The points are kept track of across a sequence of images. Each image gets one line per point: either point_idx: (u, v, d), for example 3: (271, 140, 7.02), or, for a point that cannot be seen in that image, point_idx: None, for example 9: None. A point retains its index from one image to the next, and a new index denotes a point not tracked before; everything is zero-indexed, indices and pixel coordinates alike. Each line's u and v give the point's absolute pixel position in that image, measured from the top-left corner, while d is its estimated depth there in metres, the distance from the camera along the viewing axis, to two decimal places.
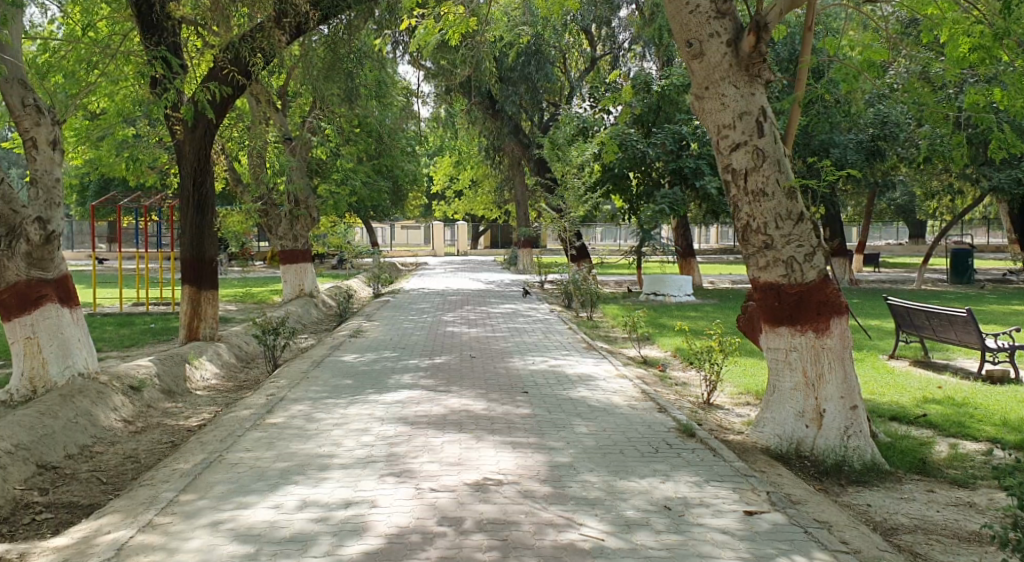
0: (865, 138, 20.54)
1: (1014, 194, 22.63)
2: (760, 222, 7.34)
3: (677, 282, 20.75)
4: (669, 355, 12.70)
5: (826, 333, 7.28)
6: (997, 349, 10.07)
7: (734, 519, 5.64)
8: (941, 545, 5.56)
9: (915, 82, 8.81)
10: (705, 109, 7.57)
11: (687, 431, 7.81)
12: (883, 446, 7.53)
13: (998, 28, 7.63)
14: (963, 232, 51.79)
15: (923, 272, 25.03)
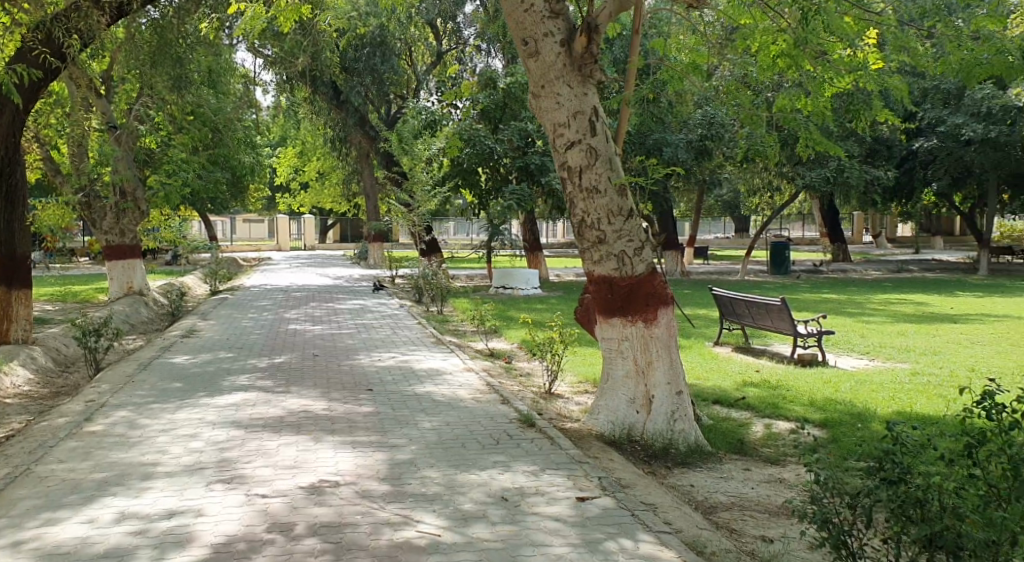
0: (694, 138, 21.54)
1: (823, 191, 24.31)
2: (593, 217, 7.59)
3: (525, 275, 21.06)
4: (515, 347, 12.94)
5: (653, 323, 7.63)
6: (808, 335, 10.82)
7: (566, 506, 5.85)
8: (754, 519, 5.96)
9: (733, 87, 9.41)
10: (542, 108, 7.75)
11: (526, 421, 8.00)
12: (706, 429, 7.99)
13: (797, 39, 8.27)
14: (780, 226, 55.29)
15: (747, 264, 26.48)
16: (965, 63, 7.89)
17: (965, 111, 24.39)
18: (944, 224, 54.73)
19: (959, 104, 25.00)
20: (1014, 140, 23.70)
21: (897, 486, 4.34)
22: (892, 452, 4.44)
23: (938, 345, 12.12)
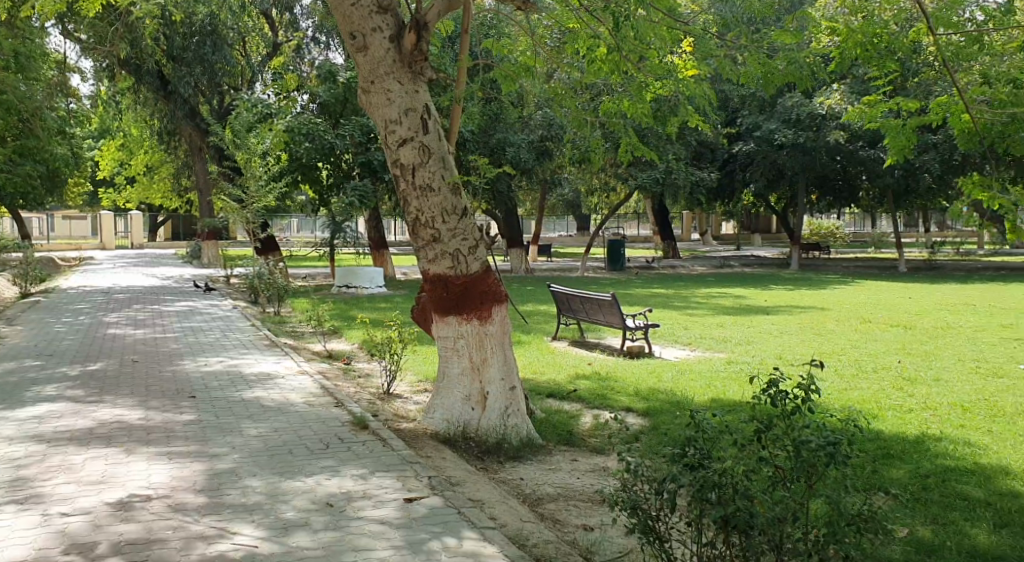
0: (535, 139, 21.97)
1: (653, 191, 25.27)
2: (427, 215, 7.51)
3: (368, 274, 20.76)
4: (355, 348, 12.71)
5: (487, 321, 7.65)
6: (636, 328, 11.19)
7: (393, 508, 5.77)
8: (578, 510, 6.08)
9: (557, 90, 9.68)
10: (372, 104, 7.60)
11: (359, 423, 7.86)
12: (538, 422, 8.10)
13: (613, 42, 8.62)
14: (617, 224, 57.05)
15: (587, 261, 27.16)
16: (763, 71, 8.47)
17: (778, 118, 25.99)
18: (767, 223, 58.07)
19: (772, 112, 26.65)
20: (819, 145, 25.49)
21: (696, 471, 4.59)
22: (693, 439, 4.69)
23: (752, 336, 12.80)
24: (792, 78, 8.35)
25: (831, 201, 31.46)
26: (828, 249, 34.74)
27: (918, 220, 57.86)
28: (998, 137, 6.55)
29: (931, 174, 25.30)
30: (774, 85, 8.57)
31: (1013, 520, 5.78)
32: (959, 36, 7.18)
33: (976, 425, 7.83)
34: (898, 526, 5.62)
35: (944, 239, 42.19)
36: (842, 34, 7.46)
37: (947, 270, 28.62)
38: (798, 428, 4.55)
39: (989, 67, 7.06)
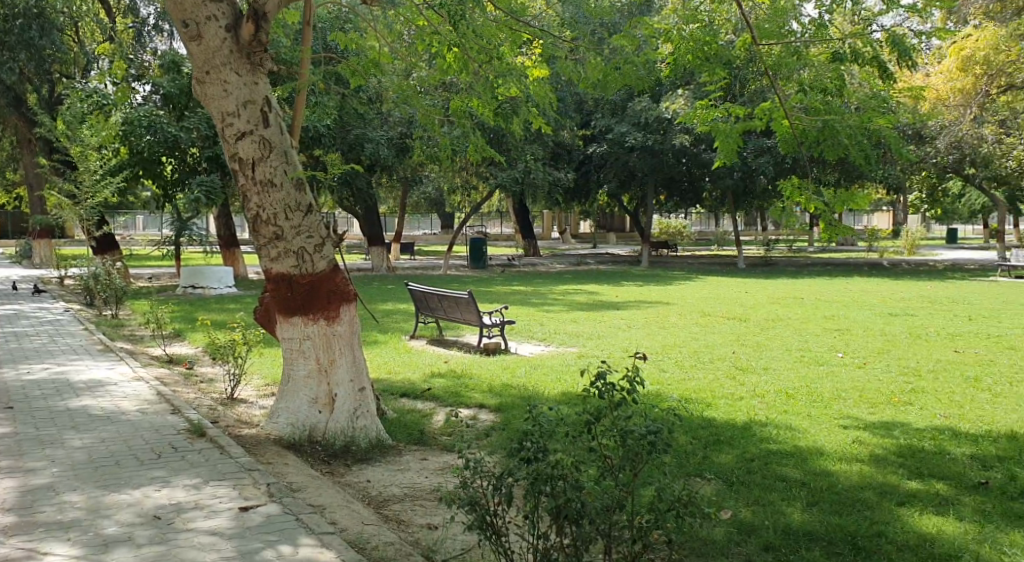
0: (394, 135, 21.73)
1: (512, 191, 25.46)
2: (269, 212, 7.23)
3: (216, 274, 19.99)
4: (198, 352, 12.16)
5: (335, 321, 7.43)
6: (493, 326, 11.20)
7: (226, 518, 5.52)
8: (424, 509, 6.01)
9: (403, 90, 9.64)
10: (207, 95, 7.25)
11: (197, 430, 7.50)
12: (387, 423, 7.96)
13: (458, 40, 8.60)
14: (480, 223, 57.29)
15: (447, 259, 27.07)
16: (602, 75, 8.65)
17: (629, 121, 26.64)
18: (624, 222, 59.58)
19: (623, 114, 27.19)
20: (667, 148, 26.30)
21: (532, 465, 4.73)
22: (529, 433, 4.84)
23: (601, 330, 13.05)
24: (630, 81, 8.53)
25: (677, 201, 32.56)
26: (676, 246, 35.95)
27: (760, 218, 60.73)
28: (815, 141, 7.34)
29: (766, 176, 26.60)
30: (612, 88, 8.74)
31: (823, 497, 6.08)
32: (777, 45, 7.53)
33: (798, 410, 8.22)
34: (721, 509, 5.83)
35: (784, 238, 44.40)
36: (674, 42, 7.79)
37: (783, 266, 30.15)
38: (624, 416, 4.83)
39: (807, 74, 7.40)
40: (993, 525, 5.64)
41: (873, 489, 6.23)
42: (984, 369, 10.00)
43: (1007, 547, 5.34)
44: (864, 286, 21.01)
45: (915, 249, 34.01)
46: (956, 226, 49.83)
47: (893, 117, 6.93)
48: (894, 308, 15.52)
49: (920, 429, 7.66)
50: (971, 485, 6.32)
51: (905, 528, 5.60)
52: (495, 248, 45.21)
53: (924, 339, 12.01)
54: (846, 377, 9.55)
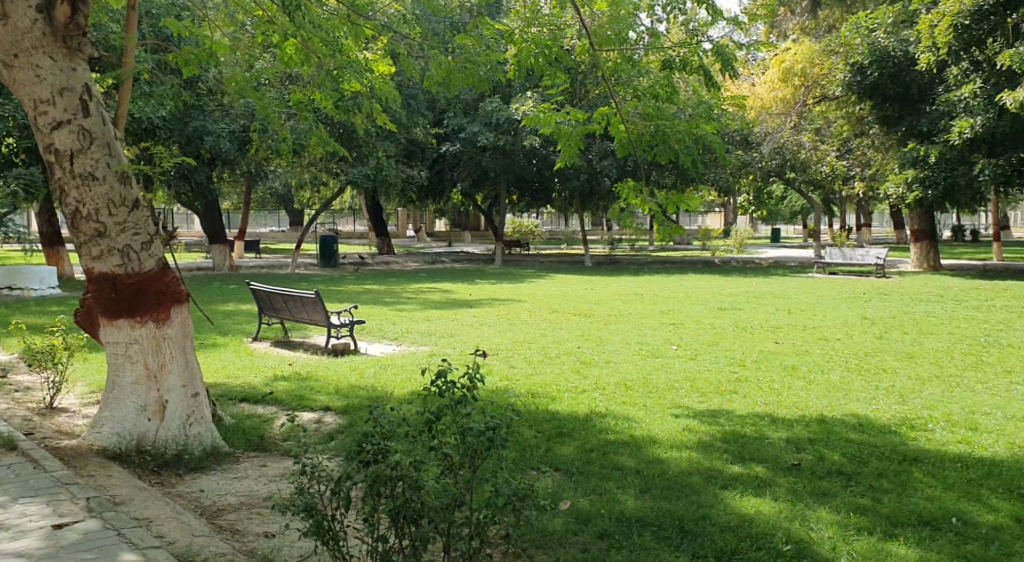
0: (237, 129, 21.00)
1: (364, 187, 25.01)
2: (89, 207, 6.78)
3: (37, 274, 18.76)
4: (14, 359, 11.29)
5: (165, 323, 7.05)
6: (341, 326, 10.96)
7: (37, 537, 5.13)
8: (260, 518, 5.78)
9: (236, 78, 9.06)
10: (17, 81, 6.72)
11: (9, 444, 6.94)
12: (224, 429, 7.63)
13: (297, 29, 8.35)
14: (329, 220, 56.21)
15: (295, 258, 26.38)
16: (444, 73, 8.53)
17: (481, 121, 26.77)
18: (475, 221, 59.84)
19: (475, 115, 27.28)
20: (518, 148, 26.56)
21: (370, 467, 4.62)
22: (368, 434, 4.72)
23: (450, 328, 12.99)
24: (471, 79, 8.47)
25: (528, 200, 32.83)
26: (525, 244, 36.39)
27: (602, 218, 62.34)
28: (646, 146, 7.69)
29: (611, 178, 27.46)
30: (456, 86, 8.65)
31: (655, 484, 6.38)
32: (614, 52, 7.88)
33: (635, 401, 8.45)
34: (559, 501, 6.06)
35: (625, 237, 45.74)
36: (516, 43, 7.88)
37: (625, 264, 31.13)
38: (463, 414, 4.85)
39: (641, 82, 7.75)
40: (803, 503, 6.04)
41: (699, 473, 6.58)
42: (801, 358, 10.61)
43: (814, 523, 5.76)
44: (697, 282, 21.92)
45: (744, 248, 35.78)
46: (782, 226, 52.74)
47: (717, 125, 7.39)
48: (728, 303, 16.24)
49: (743, 416, 8.03)
50: (786, 467, 6.73)
51: (727, 509, 5.95)
52: (348, 246, 44.43)
53: (748, 331, 12.64)
54: (680, 368, 9.90)
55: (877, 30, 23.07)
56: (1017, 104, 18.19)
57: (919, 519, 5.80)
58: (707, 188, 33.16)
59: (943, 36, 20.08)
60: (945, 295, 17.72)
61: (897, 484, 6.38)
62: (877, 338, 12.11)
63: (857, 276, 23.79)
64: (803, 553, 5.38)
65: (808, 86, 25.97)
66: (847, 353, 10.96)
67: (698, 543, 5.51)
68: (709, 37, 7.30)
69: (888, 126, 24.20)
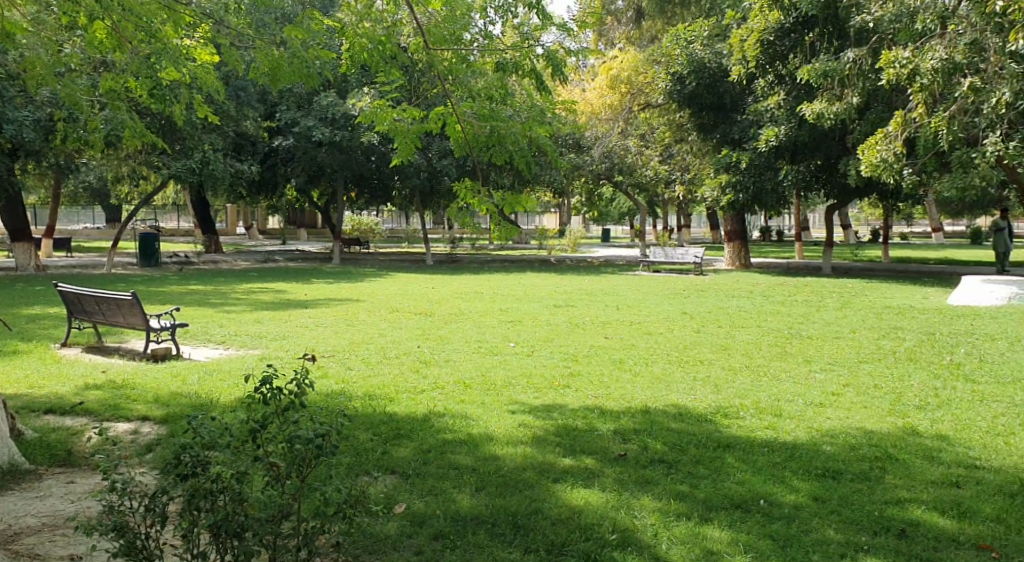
0: (44, 118, 19.59)
1: (189, 182, 24.08)
2: None
3: None
4: None
5: None
6: (161, 329, 10.37)
7: None
8: (64, 539, 5.35)
9: (38, 63, 8.40)
10: None
11: None
12: (26, 445, 7.03)
13: (110, 14, 7.83)
14: (152, 217, 53.49)
15: (112, 257, 24.93)
16: (270, 66, 8.20)
17: (316, 116, 26.32)
18: (309, 218, 58.49)
19: (309, 108, 26.93)
20: (353, 144, 26.15)
21: (188, 480, 4.35)
22: (186, 445, 4.45)
23: (284, 330, 12.57)
24: (299, 74, 8.18)
25: (364, 198, 32.37)
26: (362, 243, 35.87)
27: (441, 217, 62.36)
28: (483, 146, 7.80)
29: (448, 177, 27.50)
30: (284, 81, 8.33)
31: (490, 481, 6.38)
32: (449, 52, 7.83)
33: (472, 398, 8.41)
34: (393, 505, 5.93)
35: (462, 236, 45.92)
36: (348, 37, 7.69)
37: (463, 262, 31.24)
38: (289, 421, 4.64)
39: (476, 83, 7.81)
40: (629, 492, 6.20)
41: (533, 468, 6.62)
42: (628, 352, 10.89)
43: (638, 510, 5.91)
44: (532, 280, 22.21)
45: (577, 247, 36.63)
46: (611, 227, 54.35)
47: (549, 128, 7.73)
48: (560, 300, 16.55)
49: (575, 409, 8.13)
50: (613, 457, 6.87)
51: (559, 503, 6.02)
52: (171, 243, 42.35)
53: (580, 327, 12.89)
54: (515, 365, 9.97)
55: (694, 43, 24.07)
56: (814, 116, 19.35)
57: (732, 501, 6.05)
58: (540, 189, 33.75)
59: (751, 51, 20.96)
60: (755, 292, 18.74)
61: (713, 469, 6.64)
62: (699, 332, 12.62)
63: (679, 274, 24.81)
64: (628, 541, 5.54)
65: (633, 94, 27.04)
66: (670, 346, 11.35)
67: (530, 538, 5.58)
68: (541, 42, 7.56)
69: (704, 132, 25.41)
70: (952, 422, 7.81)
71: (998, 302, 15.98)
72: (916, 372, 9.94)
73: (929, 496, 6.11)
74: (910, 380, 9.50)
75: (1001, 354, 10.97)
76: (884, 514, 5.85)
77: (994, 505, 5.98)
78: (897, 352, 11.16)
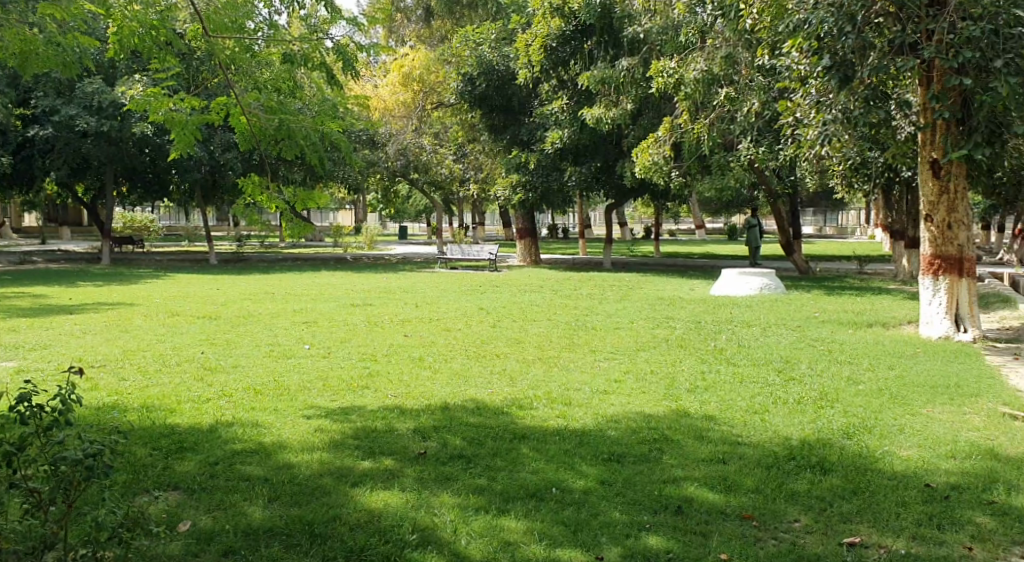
0: None
1: None
2: None
3: None
4: None
5: None
6: None
7: None
8: None
9: None
10: None
11: None
12: None
13: None
14: None
15: None
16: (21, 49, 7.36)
17: (79, 104, 24.31)
18: (74, 216, 54.13)
19: (71, 96, 24.92)
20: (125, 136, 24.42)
21: None
22: None
23: (48, 339, 11.46)
24: (57, 60, 7.45)
25: (139, 193, 30.34)
26: (138, 243, 33.62)
27: (225, 214, 59.61)
28: (272, 141, 7.44)
29: (233, 172, 26.30)
30: (37, 67, 7.55)
31: (284, 490, 6.05)
32: (232, 40, 7.48)
33: (264, 405, 7.99)
34: (178, 523, 5.51)
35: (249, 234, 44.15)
36: (115, 19, 7.05)
37: (252, 261, 30.04)
38: (51, 442, 4.15)
39: (262, 74, 7.53)
40: (428, 491, 6.07)
41: (330, 474, 6.35)
42: (425, 349, 10.77)
43: (437, 508, 5.79)
44: (324, 279, 21.63)
45: (371, 245, 36.20)
46: (403, 226, 54.00)
47: (341, 122, 7.44)
48: (353, 299, 16.19)
49: (373, 410, 7.92)
50: (413, 456, 6.72)
51: (357, 508, 5.80)
52: None
53: (377, 326, 12.64)
54: (309, 367, 9.60)
55: (482, 45, 24.25)
56: (594, 120, 20.11)
57: (526, 492, 6.05)
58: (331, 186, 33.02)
59: (536, 55, 21.46)
60: (547, 287, 19.18)
61: (509, 461, 6.63)
62: (494, 327, 12.72)
63: (473, 270, 25.03)
64: (427, 540, 5.41)
65: (427, 92, 27.53)
66: (466, 342, 11.34)
67: (326, 546, 5.33)
68: (331, 34, 7.34)
69: (495, 134, 25.66)
70: (717, 403, 8.25)
71: (752, 292, 17.26)
72: (686, 357, 10.47)
73: (700, 474, 6.38)
74: (682, 366, 9.98)
75: (756, 339, 11.79)
76: (663, 493, 6.04)
77: (754, 477, 6.32)
78: (670, 339, 11.72)
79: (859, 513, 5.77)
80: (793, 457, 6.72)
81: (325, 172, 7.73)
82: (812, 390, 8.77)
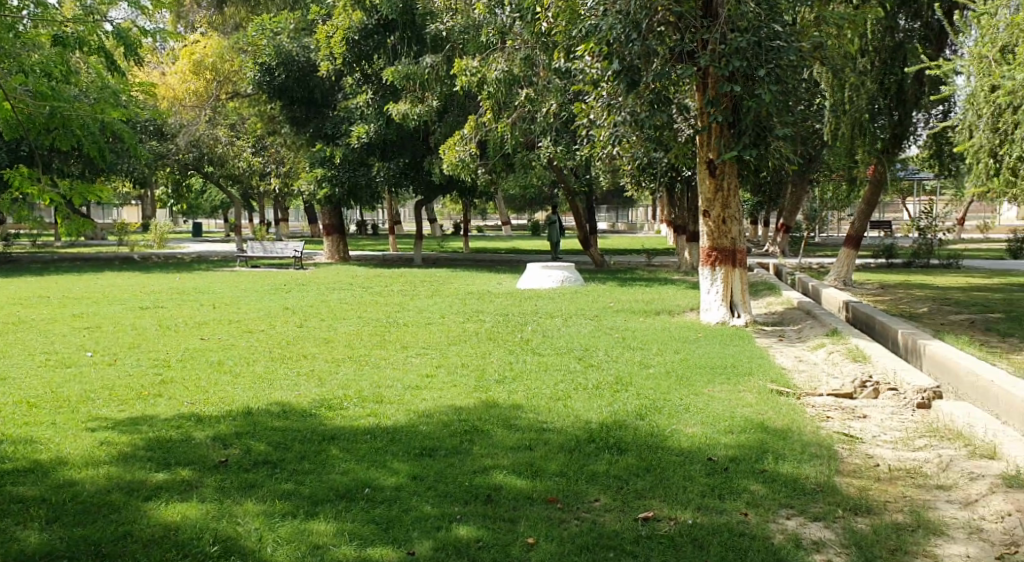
0: None
1: None
2: None
3: None
4: None
5: None
6: None
7: None
8: None
9: None
10: None
11: None
12: None
13: None
14: None
15: None
16: None
17: None
18: None
19: None
20: None
21: None
22: None
23: None
24: None
25: None
26: None
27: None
28: (42, 131, 6.77)
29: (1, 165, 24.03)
30: None
31: (65, 511, 5.50)
32: None
33: (40, 420, 7.27)
34: None
35: (23, 233, 40.59)
36: None
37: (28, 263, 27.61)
38: None
39: (28, 57, 6.80)
40: (230, 500, 5.71)
41: (119, 489, 5.85)
42: (224, 352, 10.21)
43: (241, 517, 5.45)
44: (110, 280, 20.19)
45: (163, 242, 34.19)
46: (199, 222, 51.42)
47: (123, 110, 6.88)
48: (144, 302, 15.17)
49: (167, 419, 7.39)
50: (213, 465, 6.31)
51: (151, 523, 5.36)
52: None
53: (170, 330, 11.89)
54: (93, 377, 8.84)
55: (280, 34, 23.63)
56: (398, 116, 19.86)
57: (336, 493, 5.82)
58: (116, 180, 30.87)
59: (338, 47, 21.12)
60: (354, 284, 18.79)
61: (316, 463, 6.36)
62: (299, 327, 12.29)
63: (278, 268, 24.24)
64: (230, 551, 5.07)
65: (220, 81, 26.83)
66: (270, 344, 10.86)
67: None
68: (109, 17, 6.83)
69: (296, 128, 24.88)
70: (525, 392, 8.32)
71: (555, 285, 17.67)
72: (494, 349, 10.51)
73: (508, 461, 6.36)
74: (490, 357, 10.00)
75: (559, 329, 12.02)
76: (472, 483, 5.98)
77: (559, 461, 6.37)
78: (478, 333, 11.74)
79: (652, 489, 5.92)
80: (592, 440, 6.84)
81: (106, 163, 7.15)
82: (609, 375, 9.01)
